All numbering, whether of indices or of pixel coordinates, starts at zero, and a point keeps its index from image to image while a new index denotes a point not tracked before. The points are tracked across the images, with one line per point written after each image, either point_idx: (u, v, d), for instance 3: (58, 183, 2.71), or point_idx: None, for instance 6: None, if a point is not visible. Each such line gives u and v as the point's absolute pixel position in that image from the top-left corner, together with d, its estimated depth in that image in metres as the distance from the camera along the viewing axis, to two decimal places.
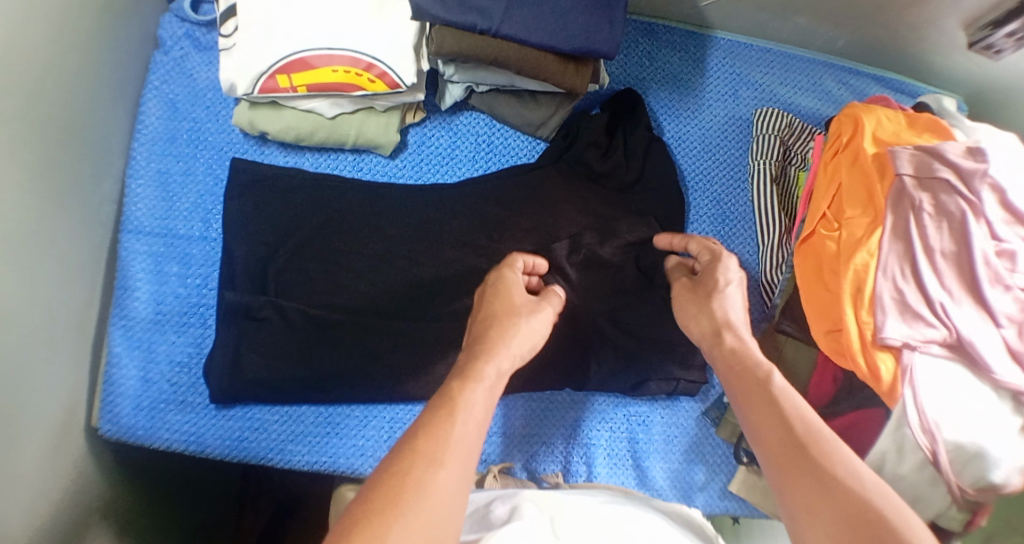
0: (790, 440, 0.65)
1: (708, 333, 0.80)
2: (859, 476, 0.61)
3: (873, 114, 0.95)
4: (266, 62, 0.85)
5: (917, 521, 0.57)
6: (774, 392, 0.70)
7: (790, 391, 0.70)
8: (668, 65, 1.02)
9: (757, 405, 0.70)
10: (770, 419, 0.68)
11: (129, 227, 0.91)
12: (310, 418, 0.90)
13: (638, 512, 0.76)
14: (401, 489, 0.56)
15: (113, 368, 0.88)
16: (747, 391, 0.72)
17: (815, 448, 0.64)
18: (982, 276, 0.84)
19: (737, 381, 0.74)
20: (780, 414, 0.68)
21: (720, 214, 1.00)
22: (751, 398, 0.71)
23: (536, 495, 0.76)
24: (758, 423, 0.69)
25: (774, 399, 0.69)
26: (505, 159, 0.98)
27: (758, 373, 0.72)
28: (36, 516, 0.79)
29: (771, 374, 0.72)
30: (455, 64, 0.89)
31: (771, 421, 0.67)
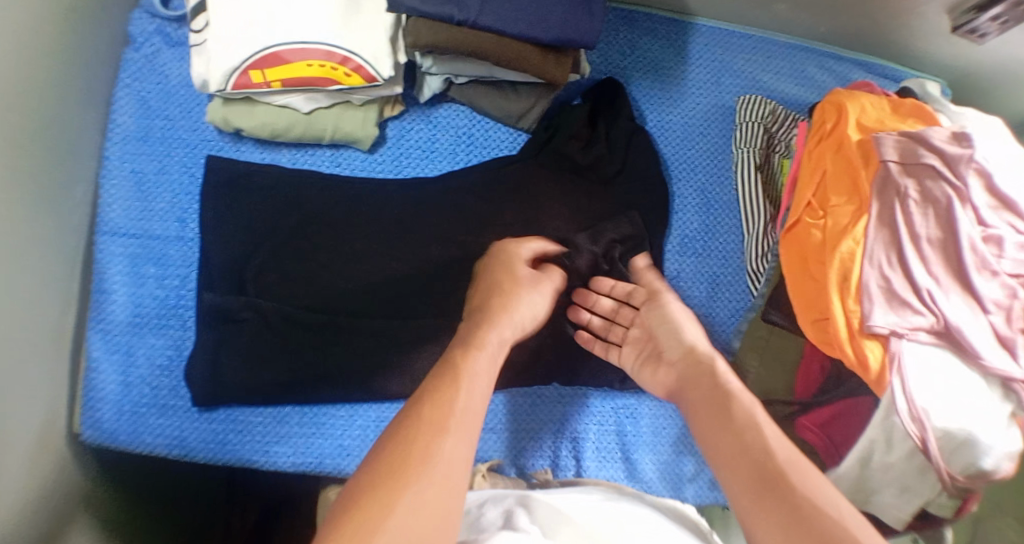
0: (758, 467, 0.62)
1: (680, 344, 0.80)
2: (836, 506, 0.58)
3: (858, 101, 0.93)
4: (238, 57, 0.83)
5: None
6: (747, 419, 0.67)
7: (763, 417, 0.68)
8: (650, 54, 1.00)
9: (716, 429, 0.68)
10: (733, 445, 0.66)
11: (105, 229, 0.89)
12: (294, 418, 0.88)
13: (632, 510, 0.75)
14: (398, 487, 0.55)
15: (91, 373, 0.86)
16: (707, 420, 0.69)
17: (790, 477, 0.61)
18: (968, 262, 0.84)
19: (704, 411, 0.71)
20: (748, 439, 0.65)
21: (704, 204, 0.98)
22: (716, 420, 0.69)
23: (527, 497, 0.75)
24: (725, 455, 0.66)
25: (742, 423, 0.67)
26: (485, 152, 0.96)
27: (729, 398, 0.70)
28: (17, 528, 0.78)
29: (743, 399, 0.70)
30: (433, 57, 0.87)
31: (733, 446, 0.66)
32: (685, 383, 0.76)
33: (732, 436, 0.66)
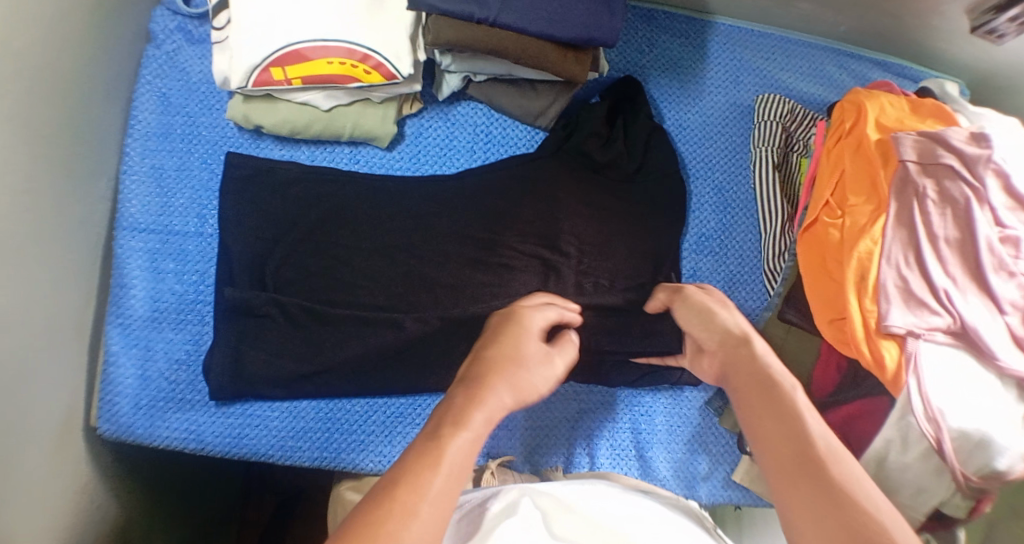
0: (799, 449, 0.63)
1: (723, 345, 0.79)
2: (871, 499, 0.58)
3: (876, 100, 0.93)
4: (260, 54, 0.83)
5: None
6: (791, 404, 0.67)
7: (806, 403, 0.68)
8: (668, 53, 1.00)
9: (760, 408, 0.68)
10: (776, 426, 0.66)
11: (124, 225, 0.89)
12: (311, 414, 0.89)
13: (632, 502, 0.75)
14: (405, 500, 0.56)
15: (110, 366, 0.86)
16: (753, 400, 0.70)
17: (828, 466, 0.61)
18: (986, 264, 0.84)
19: (748, 391, 0.71)
20: (791, 423, 0.65)
21: (722, 203, 0.99)
22: (757, 402, 0.69)
23: (530, 489, 0.74)
24: (765, 436, 0.66)
25: (786, 404, 0.67)
26: (503, 149, 0.96)
27: (780, 383, 0.70)
28: (40, 519, 0.79)
29: (794, 386, 0.70)
30: (452, 54, 0.87)
31: (776, 429, 0.66)
32: (728, 364, 0.76)
33: (777, 415, 0.67)
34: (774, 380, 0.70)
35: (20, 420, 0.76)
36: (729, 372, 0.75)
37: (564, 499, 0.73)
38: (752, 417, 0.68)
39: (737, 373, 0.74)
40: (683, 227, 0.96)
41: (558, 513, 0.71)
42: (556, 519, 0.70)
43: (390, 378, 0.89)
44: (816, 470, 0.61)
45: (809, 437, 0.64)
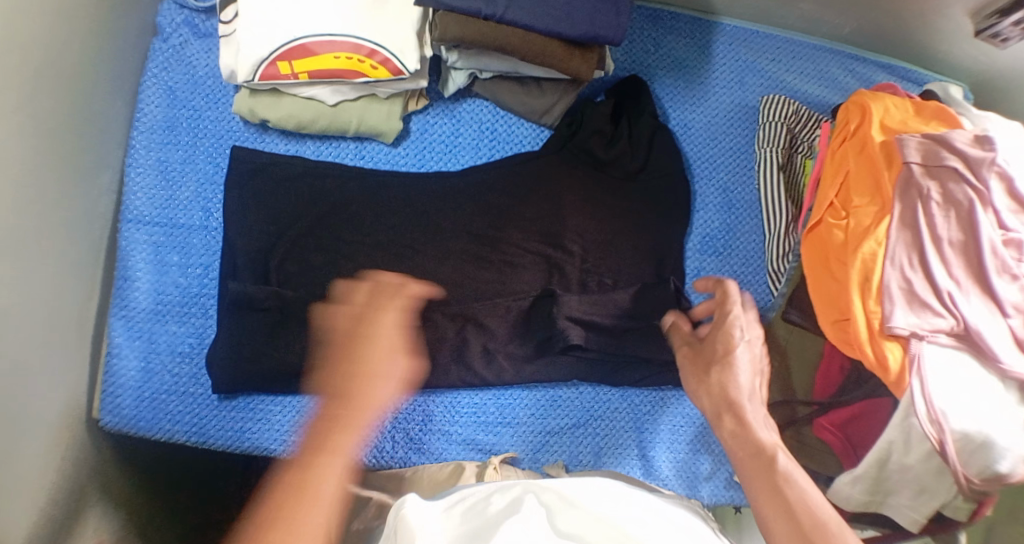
0: (797, 532, 0.59)
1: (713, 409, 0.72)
2: None
3: (881, 102, 0.93)
4: (266, 48, 0.83)
5: None
6: (781, 478, 0.63)
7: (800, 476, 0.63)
8: (673, 52, 1.01)
9: (765, 497, 0.62)
10: (773, 506, 0.61)
11: (129, 217, 0.90)
12: (314, 408, 0.89)
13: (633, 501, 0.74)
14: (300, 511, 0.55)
15: (113, 358, 0.87)
16: (756, 479, 0.64)
17: None
18: (989, 266, 0.84)
19: (748, 467, 0.65)
20: (784, 500, 0.61)
21: (726, 203, 0.99)
22: (757, 481, 0.64)
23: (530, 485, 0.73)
24: (764, 511, 0.62)
25: (775, 479, 0.63)
26: (508, 147, 0.96)
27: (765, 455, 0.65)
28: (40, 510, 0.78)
29: (780, 455, 0.65)
30: (458, 51, 0.88)
31: (776, 506, 0.61)
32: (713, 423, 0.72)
33: (779, 503, 0.61)
34: (766, 451, 0.65)
35: (20, 411, 0.75)
36: (728, 432, 0.69)
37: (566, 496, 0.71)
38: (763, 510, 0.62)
39: (729, 440, 0.69)
40: (687, 227, 0.96)
41: (559, 510, 0.70)
42: (557, 514, 0.69)
43: None
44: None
45: (813, 536, 0.58)
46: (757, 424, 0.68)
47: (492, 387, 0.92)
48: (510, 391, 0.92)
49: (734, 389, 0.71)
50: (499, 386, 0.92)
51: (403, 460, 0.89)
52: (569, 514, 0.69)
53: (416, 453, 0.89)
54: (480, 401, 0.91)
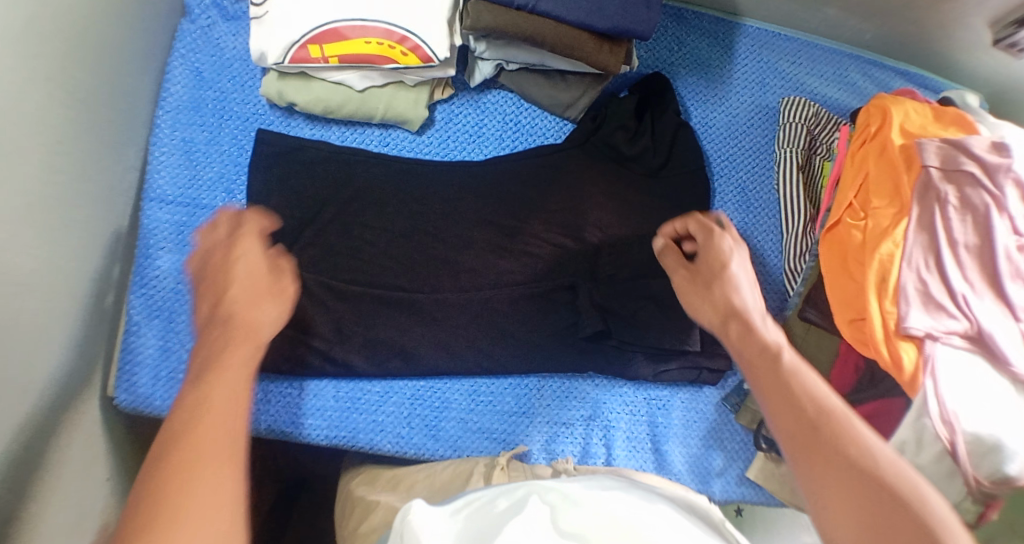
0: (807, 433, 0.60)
1: (718, 318, 0.75)
2: (879, 459, 0.57)
3: (901, 106, 0.94)
4: (298, 32, 0.84)
5: (940, 508, 0.54)
6: (787, 371, 0.65)
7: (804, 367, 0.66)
8: (696, 52, 1.02)
9: (775, 401, 0.64)
10: (780, 398, 0.64)
11: (151, 195, 0.90)
12: (330, 392, 0.89)
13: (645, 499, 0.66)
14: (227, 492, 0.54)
15: (131, 336, 0.87)
16: (766, 381, 0.66)
17: (833, 433, 0.59)
18: (1003, 271, 0.85)
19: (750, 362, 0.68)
20: (791, 393, 0.63)
21: (744, 202, 1.00)
22: (762, 377, 0.66)
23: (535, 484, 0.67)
24: (770, 402, 0.64)
25: (782, 371, 0.65)
26: (532, 140, 0.97)
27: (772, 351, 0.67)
28: (52, 486, 0.78)
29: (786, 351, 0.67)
30: (486, 41, 0.89)
31: (781, 397, 0.64)
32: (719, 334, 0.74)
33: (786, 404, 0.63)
34: (773, 349, 0.68)
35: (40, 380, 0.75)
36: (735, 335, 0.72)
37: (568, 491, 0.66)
38: (771, 409, 0.64)
39: (739, 343, 0.71)
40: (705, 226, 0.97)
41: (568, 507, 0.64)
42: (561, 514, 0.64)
43: (409, 361, 0.89)
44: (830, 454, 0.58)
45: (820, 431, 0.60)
46: (763, 328, 0.71)
47: (509, 376, 0.92)
48: (525, 381, 0.92)
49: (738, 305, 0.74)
50: (516, 375, 0.92)
51: (418, 447, 0.89)
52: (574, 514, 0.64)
53: (431, 440, 0.89)
54: (497, 390, 0.91)
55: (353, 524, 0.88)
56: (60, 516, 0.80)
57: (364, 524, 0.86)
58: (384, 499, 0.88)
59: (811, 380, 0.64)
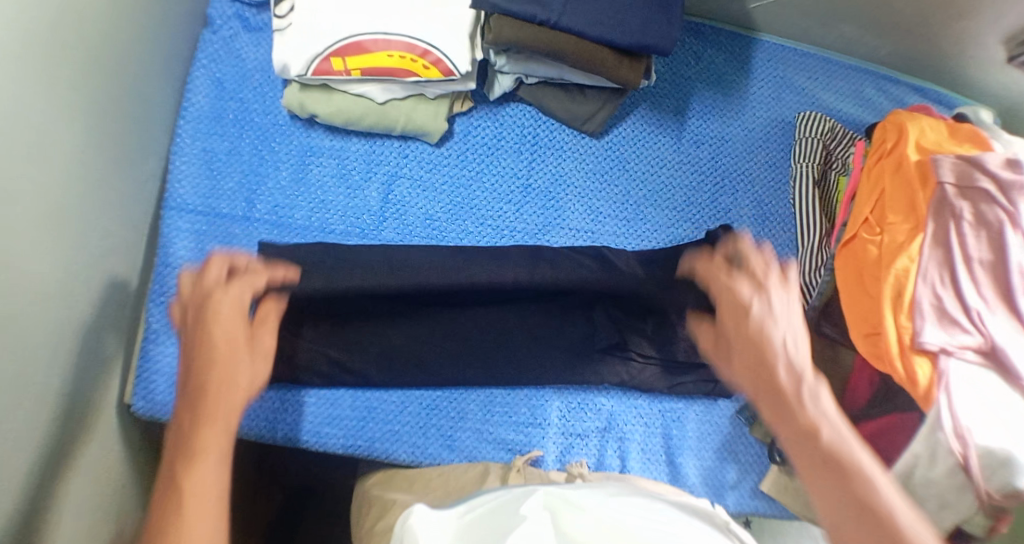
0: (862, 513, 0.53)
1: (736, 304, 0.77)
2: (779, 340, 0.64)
3: (918, 122, 0.95)
4: (322, 44, 0.84)
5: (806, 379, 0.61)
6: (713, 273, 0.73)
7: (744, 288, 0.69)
8: (714, 65, 1.03)
9: (823, 484, 0.55)
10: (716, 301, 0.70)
11: (172, 204, 0.90)
12: (347, 401, 0.90)
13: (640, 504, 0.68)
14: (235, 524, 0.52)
15: (149, 344, 0.88)
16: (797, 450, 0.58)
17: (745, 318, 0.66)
18: (1017, 287, 0.86)
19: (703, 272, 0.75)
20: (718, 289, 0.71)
21: (760, 216, 1.00)
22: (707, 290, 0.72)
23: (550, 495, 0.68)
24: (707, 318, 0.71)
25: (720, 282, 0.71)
26: (551, 153, 0.97)
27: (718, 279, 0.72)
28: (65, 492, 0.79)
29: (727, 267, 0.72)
30: (507, 55, 0.89)
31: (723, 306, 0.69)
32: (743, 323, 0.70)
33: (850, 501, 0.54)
34: (813, 431, 0.58)
35: (61, 392, 0.77)
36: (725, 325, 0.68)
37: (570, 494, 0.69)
38: (813, 493, 0.56)
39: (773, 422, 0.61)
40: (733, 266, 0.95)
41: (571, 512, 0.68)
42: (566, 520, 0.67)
43: (424, 373, 0.90)
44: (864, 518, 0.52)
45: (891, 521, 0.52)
46: (807, 392, 0.60)
47: (525, 387, 0.93)
48: (543, 391, 0.93)
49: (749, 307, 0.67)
50: (532, 386, 0.93)
51: (433, 456, 0.89)
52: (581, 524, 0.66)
53: (447, 450, 0.90)
54: (513, 401, 0.92)
55: (369, 522, 0.85)
56: (78, 526, 0.81)
57: (380, 523, 0.83)
58: (397, 498, 0.85)
59: (849, 448, 0.56)
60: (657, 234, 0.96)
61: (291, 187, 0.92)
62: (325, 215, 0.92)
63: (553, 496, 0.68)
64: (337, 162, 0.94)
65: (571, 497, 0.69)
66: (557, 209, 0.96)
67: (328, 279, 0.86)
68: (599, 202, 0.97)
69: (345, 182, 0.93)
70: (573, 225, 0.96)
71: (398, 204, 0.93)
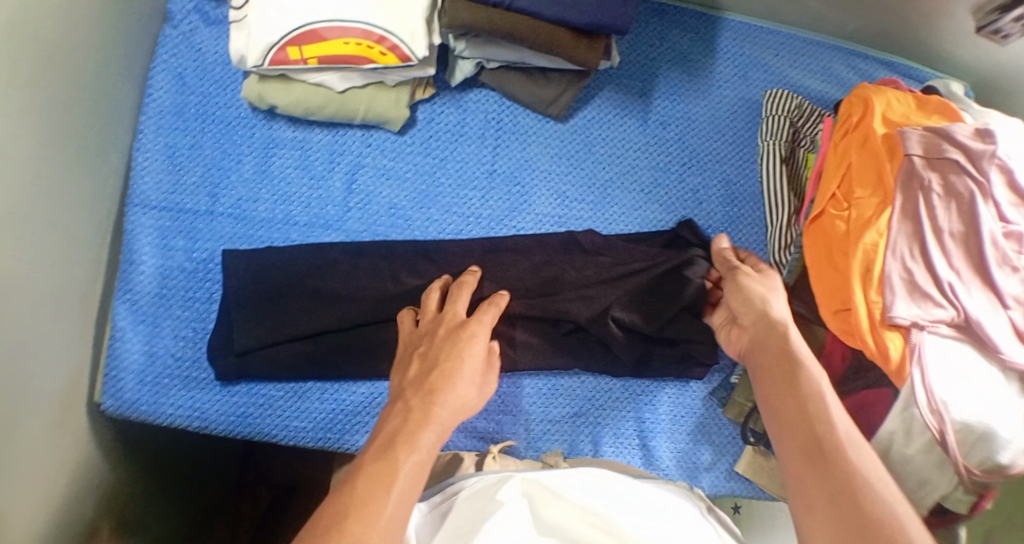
0: (811, 446, 0.69)
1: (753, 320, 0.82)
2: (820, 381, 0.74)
3: (884, 96, 0.95)
4: (277, 34, 0.84)
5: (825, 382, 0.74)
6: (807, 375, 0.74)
7: (818, 371, 0.75)
8: (678, 46, 1.02)
9: (793, 411, 0.72)
10: (790, 401, 0.73)
11: (135, 201, 0.90)
12: (316, 394, 0.89)
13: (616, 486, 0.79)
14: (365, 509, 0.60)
15: (117, 341, 0.87)
16: (768, 382, 0.76)
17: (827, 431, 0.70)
18: (990, 258, 0.85)
19: (771, 355, 0.78)
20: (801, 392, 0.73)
21: (728, 196, 1.00)
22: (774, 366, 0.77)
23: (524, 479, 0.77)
24: (775, 395, 0.75)
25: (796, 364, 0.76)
26: (515, 138, 0.97)
27: (795, 351, 0.77)
28: (36, 493, 0.78)
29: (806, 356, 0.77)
30: (466, 40, 0.89)
31: (790, 395, 0.74)
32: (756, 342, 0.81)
33: (801, 420, 0.71)
34: (794, 369, 0.76)
35: (25, 395, 0.76)
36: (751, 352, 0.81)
37: (549, 484, 0.77)
38: (787, 452, 0.70)
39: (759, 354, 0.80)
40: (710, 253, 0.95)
41: (546, 501, 0.75)
42: (540, 505, 0.75)
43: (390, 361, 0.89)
44: (806, 422, 0.71)
45: (828, 434, 0.69)
46: (803, 355, 0.77)
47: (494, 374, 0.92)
48: (514, 379, 0.92)
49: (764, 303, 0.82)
50: (502, 374, 0.92)
51: None
52: (551, 508, 0.75)
53: None
54: None
55: None
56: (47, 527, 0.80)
57: None
58: None
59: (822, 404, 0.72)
60: (624, 217, 0.97)
61: (255, 178, 0.92)
62: (289, 207, 0.92)
63: (527, 481, 0.77)
64: (301, 153, 0.94)
65: (539, 479, 0.77)
66: (523, 193, 0.96)
67: (303, 283, 0.89)
68: (565, 186, 0.97)
69: (309, 173, 0.93)
70: (539, 210, 0.96)
71: (362, 193, 0.94)
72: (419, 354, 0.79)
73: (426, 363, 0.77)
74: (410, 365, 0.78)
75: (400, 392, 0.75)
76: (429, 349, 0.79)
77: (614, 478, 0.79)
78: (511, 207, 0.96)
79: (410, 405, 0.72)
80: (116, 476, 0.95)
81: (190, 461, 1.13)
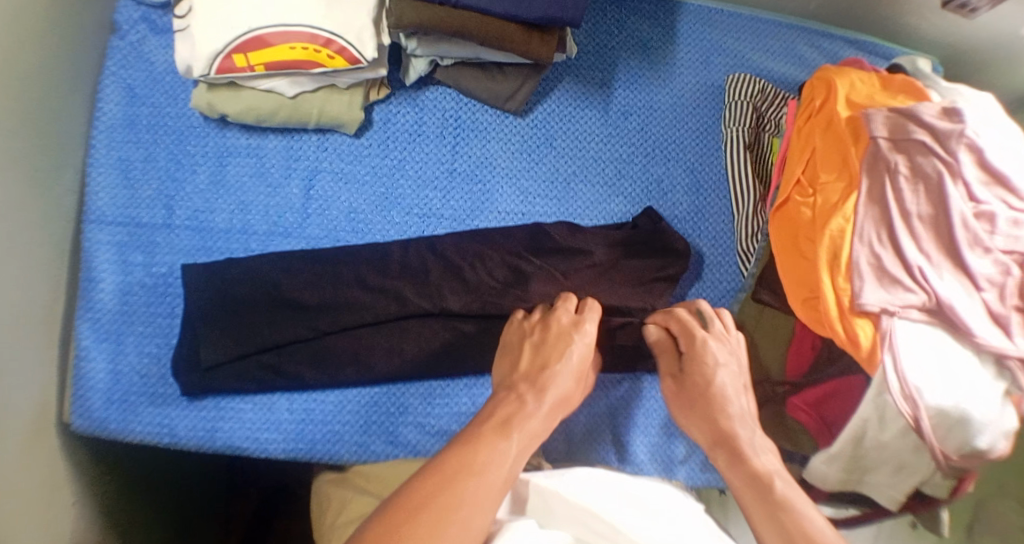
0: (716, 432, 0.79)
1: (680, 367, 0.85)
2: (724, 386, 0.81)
3: (847, 77, 0.93)
4: (221, 41, 0.82)
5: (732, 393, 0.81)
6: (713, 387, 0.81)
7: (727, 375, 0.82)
8: (637, 33, 1.01)
9: (761, 511, 0.70)
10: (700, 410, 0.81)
11: (92, 217, 0.89)
12: (285, 405, 0.88)
13: (619, 492, 0.78)
14: None
15: (81, 361, 0.86)
16: (749, 499, 0.72)
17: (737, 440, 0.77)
18: (960, 239, 0.83)
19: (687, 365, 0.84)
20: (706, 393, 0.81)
21: (694, 184, 0.99)
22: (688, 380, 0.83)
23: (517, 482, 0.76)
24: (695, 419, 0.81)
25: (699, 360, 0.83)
26: (473, 135, 0.96)
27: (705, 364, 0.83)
28: (18, 522, 0.76)
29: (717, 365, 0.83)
30: (417, 38, 0.88)
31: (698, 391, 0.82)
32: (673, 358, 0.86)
33: (784, 528, 0.68)
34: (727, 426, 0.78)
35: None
36: (725, 467, 0.76)
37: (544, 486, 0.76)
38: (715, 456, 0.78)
39: (727, 469, 0.76)
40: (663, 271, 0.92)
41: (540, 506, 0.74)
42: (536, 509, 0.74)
43: (360, 367, 0.88)
44: (780, 525, 0.68)
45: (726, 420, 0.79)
46: (755, 453, 0.75)
47: (465, 376, 0.91)
48: (482, 378, 0.91)
49: (712, 363, 0.83)
50: (471, 374, 0.91)
51: (377, 452, 0.88)
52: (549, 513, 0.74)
53: (391, 445, 0.88)
54: (454, 391, 0.91)
55: (330, 520, 0.85)
56: None
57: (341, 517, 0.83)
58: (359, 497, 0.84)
59: (796, 497, 0.70)
60: (589, 211, 0.96)
61: (211, 189, 0.91)
62: (248, 216, 0.91)
63: (518, 484, 0.76)
64: (256, 161, 0.92)
65: (533, 483, 0.77)
66: (484, 191, 0.95)
67: (270, 291, 0.88)
68: (527, 182, 0.96)
69: (266, 181, 0.92)
70: (502, 208, 0.95)
71: (320, 199, 0.92)
72: (530, 343, 0.82)
73: (537, 356, 0.81)
74: (521, 357, 0.81)
75: (513, 382, 0.78)
76: (540, 343, 0.82)
77: (614, 480, 0.80)
78: (474, 206, 0.94)
79: (524, 397, 0.76)
80: (103, 498, 0.93)
81: (171, 475, 1.09)
